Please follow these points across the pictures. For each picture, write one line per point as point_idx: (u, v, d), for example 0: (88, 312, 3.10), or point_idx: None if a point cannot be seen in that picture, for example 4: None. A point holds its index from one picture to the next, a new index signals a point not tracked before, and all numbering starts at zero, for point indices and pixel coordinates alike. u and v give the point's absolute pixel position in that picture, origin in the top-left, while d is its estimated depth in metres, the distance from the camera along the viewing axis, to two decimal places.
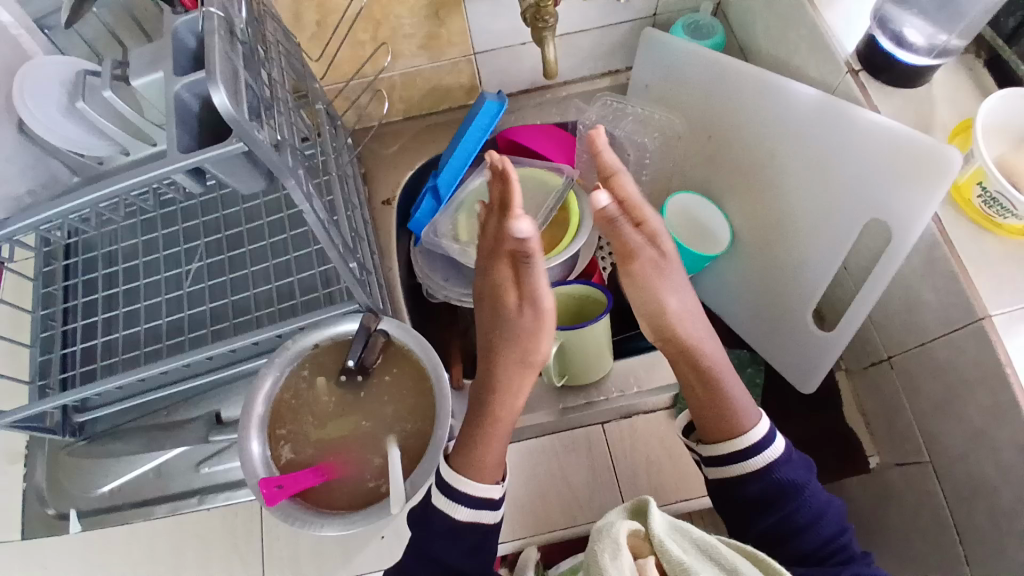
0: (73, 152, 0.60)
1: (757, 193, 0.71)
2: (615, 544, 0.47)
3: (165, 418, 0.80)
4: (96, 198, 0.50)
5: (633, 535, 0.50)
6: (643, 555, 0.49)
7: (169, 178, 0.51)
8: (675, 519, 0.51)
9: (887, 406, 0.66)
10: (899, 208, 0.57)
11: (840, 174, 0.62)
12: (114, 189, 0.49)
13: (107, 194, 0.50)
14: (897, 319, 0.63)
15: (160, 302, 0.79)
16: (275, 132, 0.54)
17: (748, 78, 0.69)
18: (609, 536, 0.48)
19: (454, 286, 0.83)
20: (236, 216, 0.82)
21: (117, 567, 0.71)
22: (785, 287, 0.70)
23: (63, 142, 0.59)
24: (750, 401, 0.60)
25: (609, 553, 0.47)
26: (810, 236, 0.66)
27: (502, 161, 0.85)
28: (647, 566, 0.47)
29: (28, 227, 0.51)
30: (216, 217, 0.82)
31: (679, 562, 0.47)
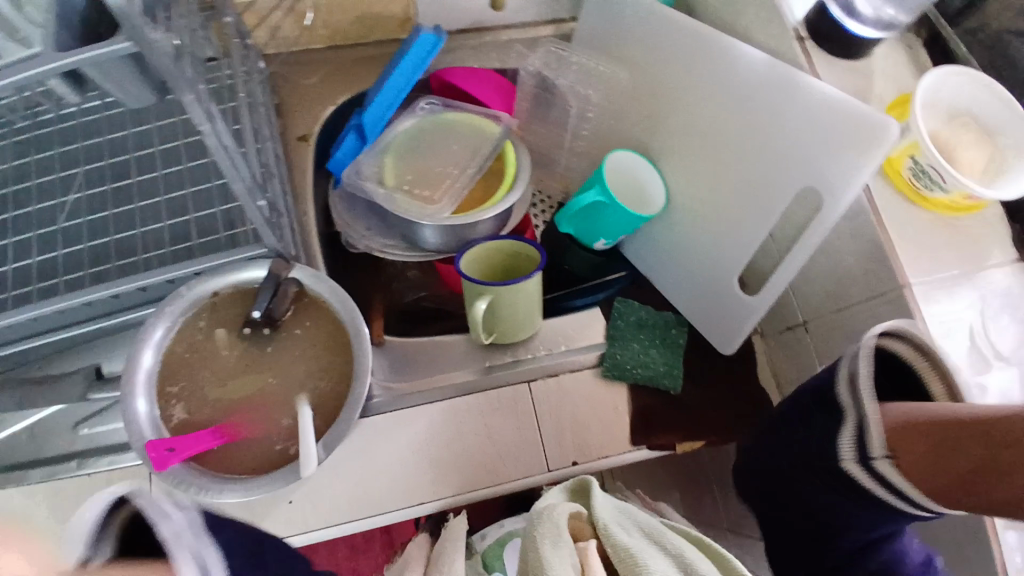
0: None
1: (695, 155, 0.69)
2: (555, 531, 0.51)
3: (35, 372, 0.70)
4: None
5: (574, 519, 0.54)
6: (583, 537, 0.54)
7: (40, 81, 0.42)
8: (619, 507, 0.57)
9: (801, 370, 0.69)
10: (832, 180, 0.57)
11: (779, 141, 0.62)
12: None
13: None
14: (818, 285, 0.65)
15: (25, 238, 0.67)
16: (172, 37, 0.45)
17: (698, 35, 0.67)
18: (550, 522, 0.52)
19: (379, 234, 0.78)
20: (123, 142, 0.71)
21: None
22: (716, 252, 0.70)
23: None
24: None
25: (549, 541, 0.50)
26: (745, 202, 0.66)
27: (436, 104, 0.78)
28: (589, 552, 0.51)
29: None
30: (98, 143, 0.71)
31: (620, 548, 0.50)
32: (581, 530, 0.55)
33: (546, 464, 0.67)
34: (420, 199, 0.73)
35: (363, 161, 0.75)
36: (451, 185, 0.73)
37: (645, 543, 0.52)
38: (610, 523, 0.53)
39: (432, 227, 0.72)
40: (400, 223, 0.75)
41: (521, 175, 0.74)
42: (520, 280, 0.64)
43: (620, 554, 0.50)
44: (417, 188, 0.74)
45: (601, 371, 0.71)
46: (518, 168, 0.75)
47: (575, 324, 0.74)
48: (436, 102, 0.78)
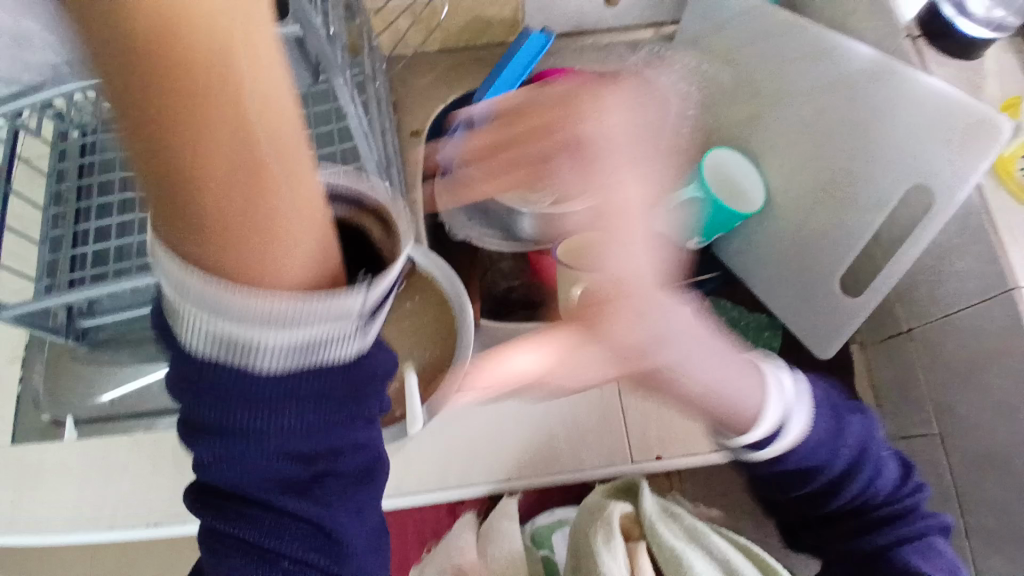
0: None
1: (799, 154, 0.70)
2: (608, 530, 0.60)
3: None
4: None
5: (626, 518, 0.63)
6: (633, 535, 0.63)
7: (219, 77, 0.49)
8: (665, 506, 0.64)
9: (900, 378, 0.67)
10: (942, 171, 0.58)
11: (882, 140, 0.62)
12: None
13: None
14: (923, 290, 0.64)
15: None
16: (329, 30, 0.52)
17: (802, 35, 0.68)
18: (602, 521, 0.61)
19: (479, 225, 0.83)
20: None
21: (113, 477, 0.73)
22: (817, 255, 0.69)
23: None
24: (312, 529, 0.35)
25: (602, 540, 0.59)
26: (847, 203, 0.66)
27: (540, 102, 0.83)
28: (638, 549, 0.61)
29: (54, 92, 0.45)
30: None
31: (667, 545, 0.60)
32: (632, 529, 0.63)
33: (629, 454, 0.69)
34: (523, 189, 0.78)
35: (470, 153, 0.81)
36: None
37: (687, 542, 0.60)
38: (657, 522, 0.61)
39: (532, 216, 0.77)
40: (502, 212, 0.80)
41: None
42: None
43: (665, 553, 0.59)
44: None
45: None
46: None
47: None
48: (540, 101, 0.83)
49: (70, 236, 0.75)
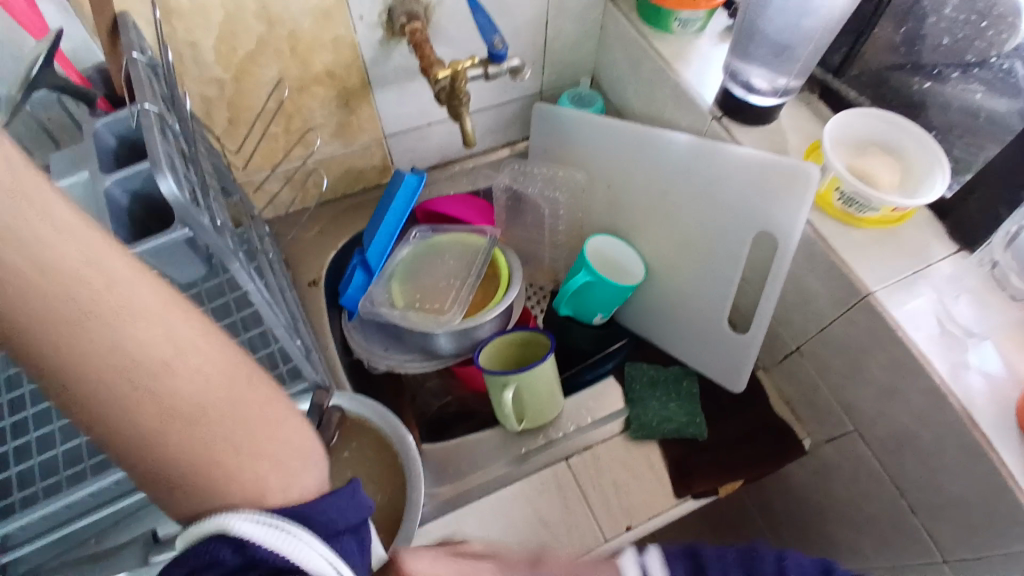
0: None
1: (661, 224, 0.80)
2: None
3: (95, 546, 0.67)
4: None
5: None
6: None
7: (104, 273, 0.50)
8: None
9: (806, 392, 0.76)
10: (779, 214, 0.69)
11: (723, 201, 0.74)
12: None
13: None
14: (796, 311, 0.74)
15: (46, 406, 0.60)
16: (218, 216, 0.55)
17: (632, 133, 0.81)
18: None
19: (397, 356, 0.84)
20: None
21: None
22: (703, 304, 0.78)
23: None
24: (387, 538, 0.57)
25: None
26: (711, 256, 0.76)
27: (424, 231, 0.89)
28: None
29: None
30: None
31: None
32: None
33: (600, 532, 0.70)
34: (431, 312, 0.80)
35: (373, 291, 0.83)
36: (456, 295, 0.81)
37: None
38: None
39: (447, 335, 0.79)
40: (417, 338, 0.82)
41: (515, 277, 0.83)
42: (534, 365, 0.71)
43: None
44: (426, 303, 0.81)
45: (630, 435, 0.76)
46: (511, 271, 0.84)
47: (592, 393, 0.80)
48: (427, 229, 0.89)
49: None
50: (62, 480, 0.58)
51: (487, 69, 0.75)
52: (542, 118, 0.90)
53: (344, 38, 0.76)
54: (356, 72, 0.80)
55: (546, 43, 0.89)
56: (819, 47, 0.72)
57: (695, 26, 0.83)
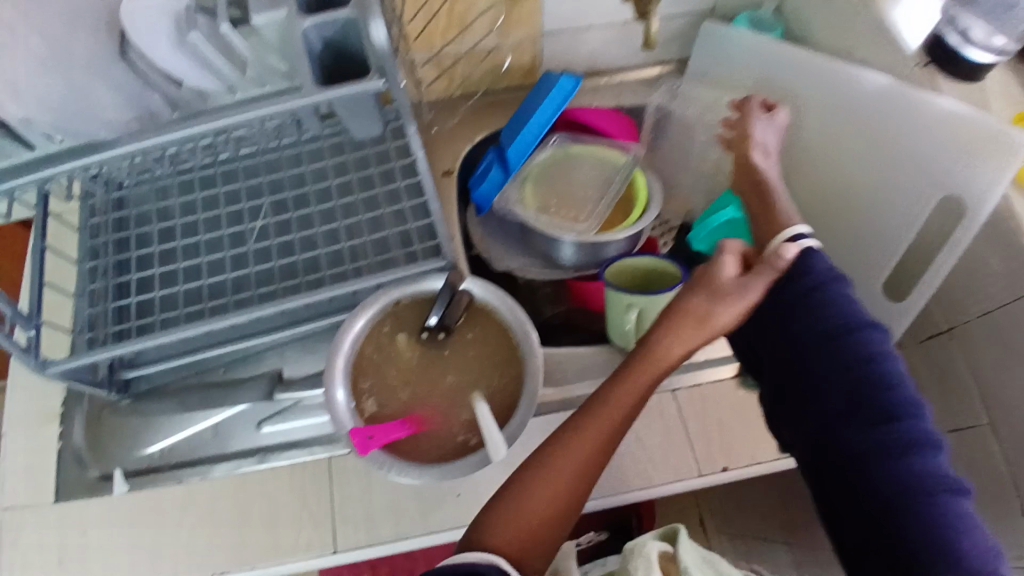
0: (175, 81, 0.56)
1: (827, 174, 0.75)
2: (647, 564, 0.59)
3: (222, 376, 0.78)
4: (196, 131, 0.48)
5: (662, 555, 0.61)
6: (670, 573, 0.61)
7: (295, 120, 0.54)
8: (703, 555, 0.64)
9: (940, 378, 0.71)
10: (975, 181, 0.62)
11: (905, 155, 0.68)
12: (244, 115, 0.48)
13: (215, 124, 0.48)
14: (958, 291, 0.68)
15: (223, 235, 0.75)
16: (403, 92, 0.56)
17: (816, 65, 0.75)
18: (641, 555, 0.60)
19: (520, 259, 0.85)
20: (323, 171, 0.77)
21: (165, 529, 0.71)
22: (851, 266, 0.73)
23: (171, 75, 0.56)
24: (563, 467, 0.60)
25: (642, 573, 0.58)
26: (876, 218, 0.70)
27: (564, 138, 0.86)
28: None
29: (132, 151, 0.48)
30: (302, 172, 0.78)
31: None
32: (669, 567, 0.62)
33: (696, 465, 0.71)
34: (561, 220, 0.79)
35: (507, 190, 0.82)
36: (593, 209, 0.80)
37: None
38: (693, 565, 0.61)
39: (574, 246, 0.79)
40: (542, 244, 0.81)
41: (653, 200, 0.80)
42: (665, 291, 0.69)
43: None
44: (559, 211, 0.80)
45: (742, 381, 0.74)
46: (649, 192, 0.81)
47: None
48: (565, 136, 0.86)
49: (109, 288, 0.73)
50: (229, 302, 0.72)
51: None
52: (705, 42, 0.84)
53: None
54: None
55: None
56: None
57: None
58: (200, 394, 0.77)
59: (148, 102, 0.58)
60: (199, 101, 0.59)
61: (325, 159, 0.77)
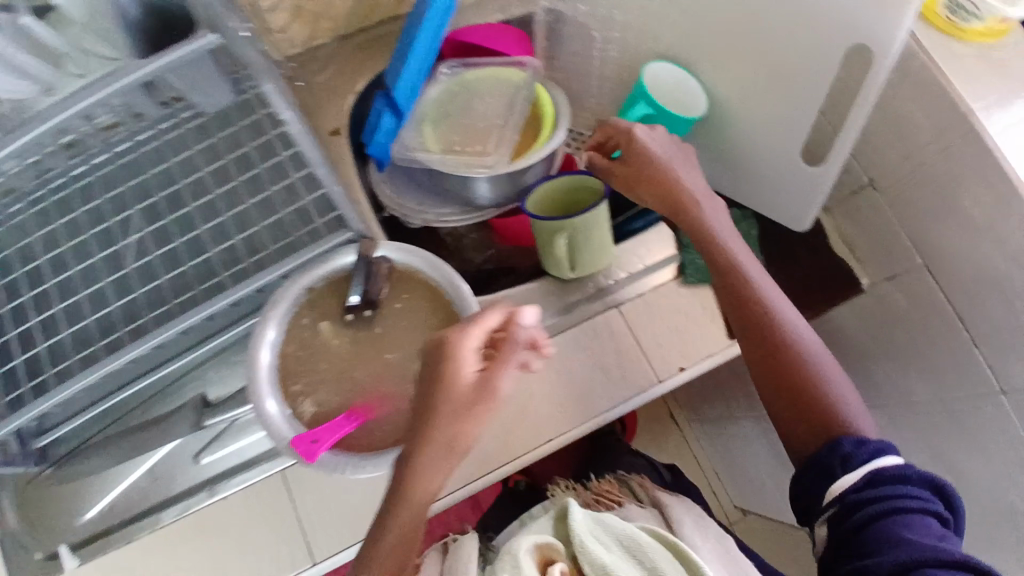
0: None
1: (739, 46, 0.67)
2: (513, 563, 0.62)
3: (140, 418, 0.70)
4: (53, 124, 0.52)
5: (538, 550, 0.64)
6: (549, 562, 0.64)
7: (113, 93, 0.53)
8: (603, 518, 0.69)
9: (873, 230, 0.72)
10: (893, 23, 0.56)
11: (817, 10, 0.59)
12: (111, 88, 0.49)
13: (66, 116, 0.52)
14: (884, 141, 0.67)
15: (97, 263, 0.66)
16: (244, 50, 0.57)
17: None
18: (510, 555, 0.63)
19: (439, 208, 0.78)
20: (191, 162, 0.70)
21: None
22: (775, 142, 0.71)
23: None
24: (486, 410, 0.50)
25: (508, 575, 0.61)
26: (793, 86, 0.66)
27: (455, 67, 0.78)
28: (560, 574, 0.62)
29: None
30: (168, 167, 0.69)
31: (598, 562, 0.63)
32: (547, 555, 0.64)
33: (654, 375, 0.70)
34: (468, 158, 0.73)
35: (404, 136, 0.75)
36: (499, 138, 0.73)
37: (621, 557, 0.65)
38: (586, 540, 0.65)
39: (488, 182, 0.73)
40: (456, 186, 0.76)
41: (560, 117, 0.74)
42: (589, 208, 0.65)
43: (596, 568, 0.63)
44: (465, 148, 0.74)
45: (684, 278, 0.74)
46: (556, 109, 0.76)
47: (647, 241, 0.76)
48: (457, 64, 0.78)
49: None
50: (124, 333, 0.63)
51: None
52: None
53: None
54: None
55: None
56: None
57: None
58: (123, 443, 0.69)
59: None
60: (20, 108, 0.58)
61: (190, 148, 0.69)
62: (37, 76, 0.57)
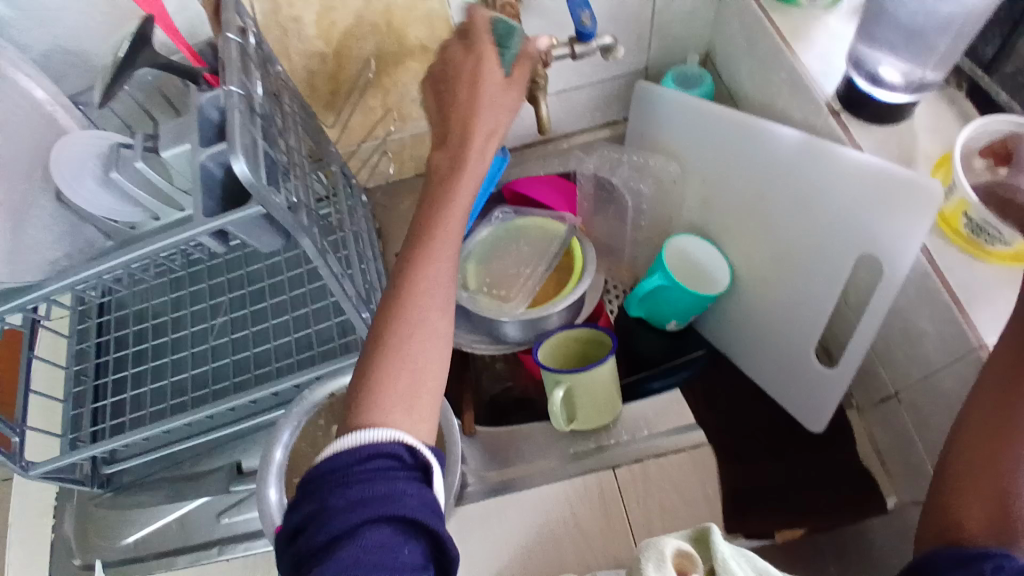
0: (108, 219, 0.63)
1: (761, 233, 0.72)
2: (660, 556, 0.51)
3: (189, 468, 0.82)
4: (132, 257, 0.55)
5: (680, 554, 0.53)
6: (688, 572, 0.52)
7: (196, 240, 0.56)
8: (741, 548, 0.54)
9: (897, 441, 0.67)
10: (888, 246, 0.58)
11: (826, 214, 0.64)
12: (152, 250, 0.55)
13: (141, 254, 0.55)
14: (898, 354, 0.64)
15: (184, 335, 0.83)
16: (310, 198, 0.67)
17: (734, 122, 0.72)
18: (654, 547, 0.52)
19: (469, 335, 0.84)
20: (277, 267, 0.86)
21: None
22: (789, 328, 0.71)
23: (106, 215, 0.63)
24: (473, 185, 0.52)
25: (654, 564, 0.51)
26: (804, 279, 0.68)
27: (508, 212, 0.87)
28: None
29: (58, 290, 0.55)
30: (257, 270, 0.86)
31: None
32: (687, 564, 0.53)
33: (636, 550, 0.68)
34: (494, 301, 0.80)
35: None
36: (523, 284, 0.81)
37: None
38: (730, 559, 0.52)
39: (511, 323, 0.79)
40: (483, 323, 0.82)
41: (588, 268, 0.80)
42: (593, 365, 0.69)
43: None
44: (495, 289, 0.82)
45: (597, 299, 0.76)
46: (585, 261, 0.82)
47: (657, 405, 0.77)
48: (509, 210, 0.87)
49: (91, 390, 0.81)
50: (187, 399, 0.80)
51: (573, 48, 0.68)
52: (641, 106, 0.84)
53: (439, 14, 0.75)
54: None
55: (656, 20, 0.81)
56: (965, 28, 0.57)
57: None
58: (170, 486, 0.81)
59: (83, 234, 0.64)
60: (128, 230, 0.65)
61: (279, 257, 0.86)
62: (145, 207, 0.63)
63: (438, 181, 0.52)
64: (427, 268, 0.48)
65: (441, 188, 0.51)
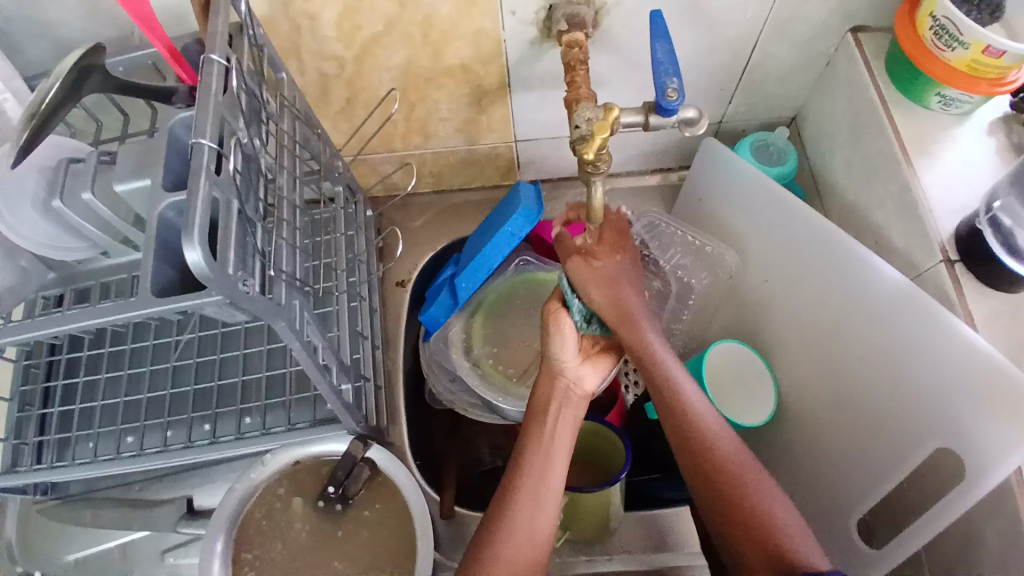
0: (47, 248, 0.56)
1: (829, 369, 0.62)
2: None
3: (136, 494, 0.75)
4: (74, 326, 0.45)
5: None
6: None
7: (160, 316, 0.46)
8: None
9: None
10: (981, 456, 0.49)
11: (913, 382, 0.54)
12: (88, 323, 0.45)
13: (83, 324, 0.45)
14: (948, 548, 0.57)
15: (145, 347, 0.74)
16: (301, 251, 0.57)
17: (824, 237, 0.61)
18: None
19: (468, 398, 0.75)
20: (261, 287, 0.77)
21: None
22: (829, 477, 0.62)
23: (40, 241, 0.55)
24: (577, 387, 0.60)
25: None
26: (865, 439, 0.58)
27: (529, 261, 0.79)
28: None
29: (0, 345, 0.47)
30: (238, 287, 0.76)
31: None
32: None
33: None
34: (505, 379, 0.73)
35: (453, 322, 0.76)
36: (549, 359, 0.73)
37: None
38: None
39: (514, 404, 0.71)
40: (488, 395, 0.72)
41: None
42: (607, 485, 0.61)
43: None
44: (503, 360, 0.74)
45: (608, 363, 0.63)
46: None
47: (660, 522, 0.69)
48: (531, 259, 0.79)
49: (40, 393, 0.72)
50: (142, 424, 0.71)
51: (648, 117, 0.56)
52: (713, 170, 0.72)
53: (488, 33, 0.61)
54: (495, 71, 0.66)
55: (744, 71, 0.69)
56: None
57: (963, 107, 0.60)
58: (115, 510, 0.73)
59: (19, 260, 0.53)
60: (75, 264, 0.62)
61: None
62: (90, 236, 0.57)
63: (541, 392, 0.60)
64: (522, 489, 0.53)
65: (541, 403, 0.59)
